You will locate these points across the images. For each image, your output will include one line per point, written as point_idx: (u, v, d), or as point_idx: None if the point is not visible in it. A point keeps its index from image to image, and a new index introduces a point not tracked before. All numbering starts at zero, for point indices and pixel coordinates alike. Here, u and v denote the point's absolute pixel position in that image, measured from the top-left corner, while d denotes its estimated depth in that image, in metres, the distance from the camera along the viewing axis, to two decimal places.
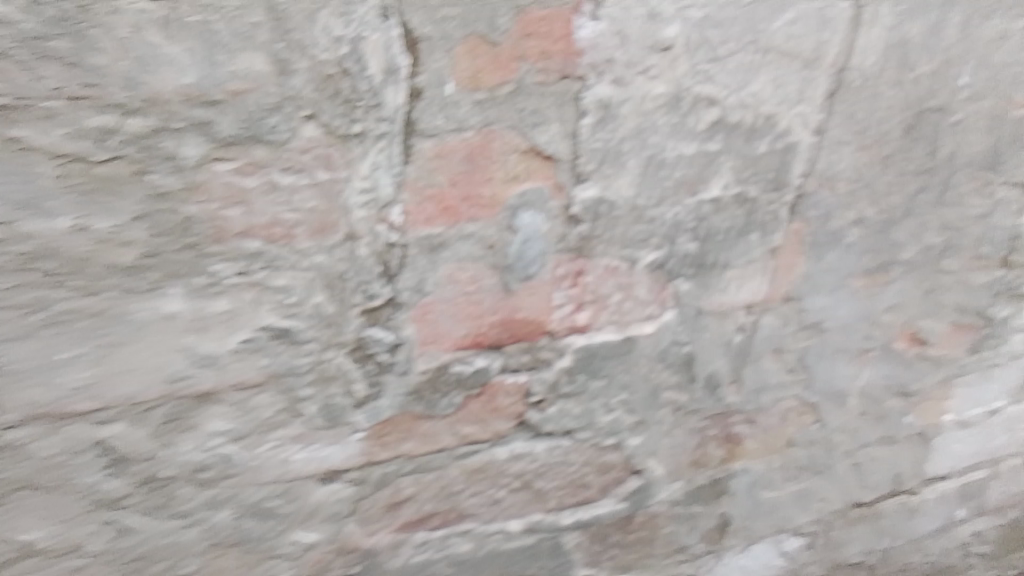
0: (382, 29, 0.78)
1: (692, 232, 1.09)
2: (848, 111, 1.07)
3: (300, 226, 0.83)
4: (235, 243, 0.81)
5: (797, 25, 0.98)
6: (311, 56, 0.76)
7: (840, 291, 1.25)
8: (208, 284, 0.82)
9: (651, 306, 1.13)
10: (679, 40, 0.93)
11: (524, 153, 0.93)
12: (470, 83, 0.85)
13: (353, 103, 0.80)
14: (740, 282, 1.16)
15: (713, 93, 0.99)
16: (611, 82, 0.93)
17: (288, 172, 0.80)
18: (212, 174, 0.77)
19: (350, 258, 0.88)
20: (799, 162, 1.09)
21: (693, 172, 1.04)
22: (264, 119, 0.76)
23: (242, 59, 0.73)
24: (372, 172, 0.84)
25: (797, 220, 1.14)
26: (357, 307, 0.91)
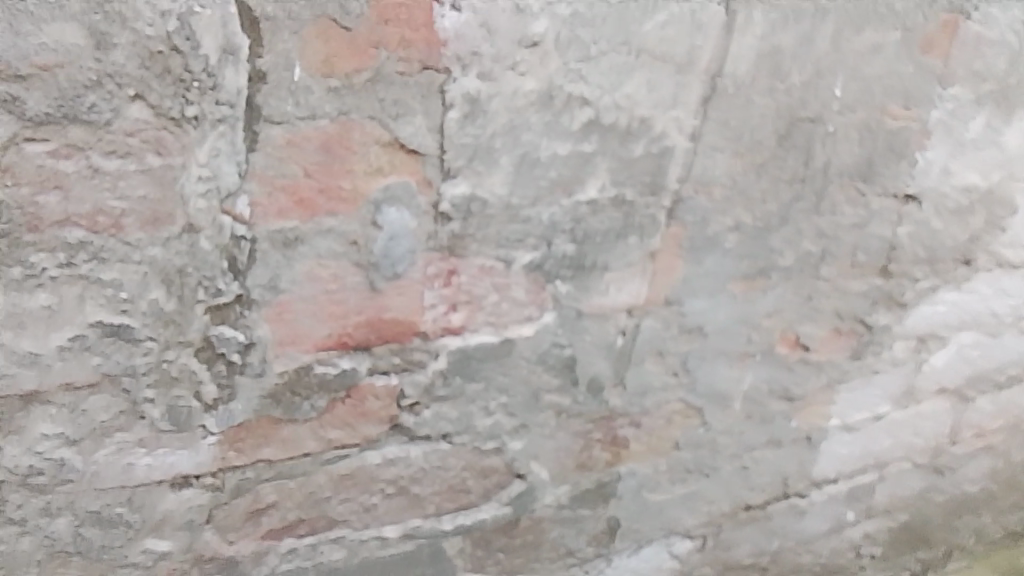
0: (217, 5, 0.76)
1: (569, 233, 1.08)
2: (721, 118, 1.11)
3: (128, 215, 0.81)
4: (55, 232, 0.79)
5: (668, 28, 0.99)
6: (134, 31, 0.74)
7: (718, 294, 1.28)
8: (26, 276, 0.80)
9: (527, 307, 1.11)
10: (548, 35, 0.93)
11: (388, 146, 0.90)
12: (322, 67, 0.83)
13: (186, 83, 0.78)
14: (620, 285, 1.17)
15: (587, 93, 0.98)
16: (477, 75, 0.91)
17: (111, 154, 0.78)
18: (23, 155, 0.75)
19: (191, 252, 0.86)
20: (674, 166, 1.11)
21: (568, 173, 1.03)
22: (80, 97, 0.75)
23: (51, 32, 0.71)
24: (211, 159, 0.82)
25: (676, 224, 1.17)
26: (201, 304, 0.89)
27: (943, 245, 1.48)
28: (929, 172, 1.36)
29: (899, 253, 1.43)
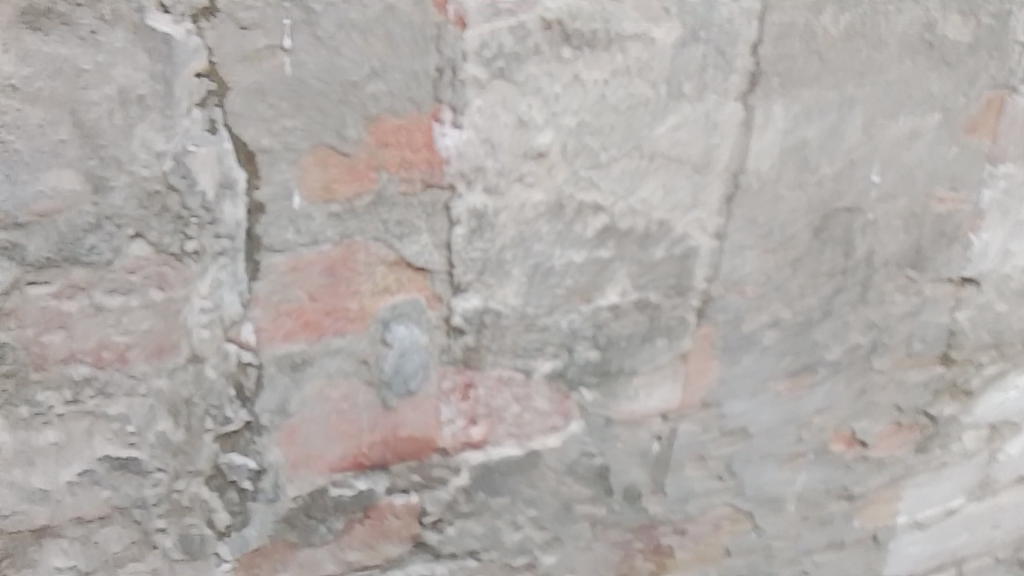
0: (214, 142, 0.77)
1: (590, 339, 1.04)
2: (747, 216, 1.05)
3: (133, 348, 0.81)
4: (59, 369, 0.79)
5: (681, 131, 0.95)
6: (131, 173, 0.74)
7: (759, 394, 1.20)
8: (33, 414, 0.79)
9: (552, 417, 1.07)
10: (555, 147, 0.91)
11: (393, 266, 0.90)
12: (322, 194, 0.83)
13: (185, 219, 0.78)
14: (649, 390, 1.11)
15: (599, 199, 0.95)
16: (484, 191, 0.90)
17: (114, 292, 0.78)
18: (26, 298, 0.75)
19: (197, 381, 0.85)
20: (700, 267, 1.06)
21: (585, 280, 1.00)
22: (80, 240, 0.75)
23: (49, 178, 0.72)
24: (214, 290, 0.82)
25: (707, 324, 1.10)
26: (209, 433, 0.88)
27: (1008, 328, 1.39)
28: (987, 255, 1.28)
29: (958, 340, 1.34)
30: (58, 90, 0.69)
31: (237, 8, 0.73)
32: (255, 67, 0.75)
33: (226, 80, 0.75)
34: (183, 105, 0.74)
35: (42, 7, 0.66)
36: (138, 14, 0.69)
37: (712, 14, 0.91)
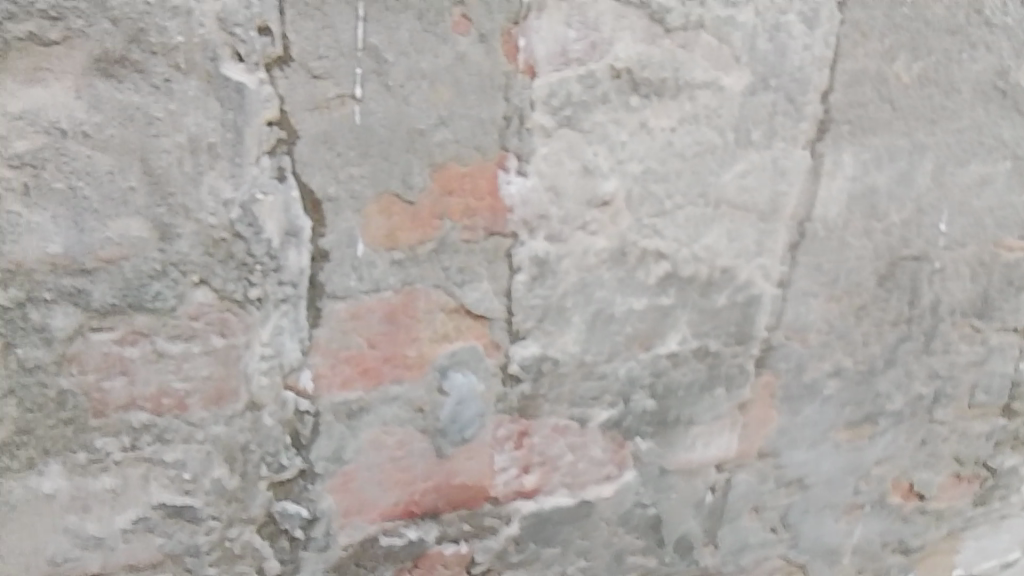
0: (281, 190, 0.76)
1: (649, 388, 1.01)
2: (813, 263, 1.02)
3: (192, 395, 0.80)
4: (118, 416, 0.78)
5: (749, 177, 0.93)
6: (198, 220, 0.73)
7: (819, 446, 1.17)
8: (90, 460, 0.78)
9: (607, 466, 1.04)
10: (620, 193, 0.89)
11: (454, 313, 0.88)
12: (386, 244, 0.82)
13: (249, 267, 0.77)
14: (708, 440, 1.08)
15: (663, 247, 0.93)
16: (546, 238, 0.88)
17: (176, 339, 0.77)
18: (89, 344, 0.75)
19: (253, 428, 0.83)
20: (763, 315, 1.03)
21: (646, 328, 0.97)
22: (144, 287, 0.74)
23: (116, 226, 0.71)
24: (274, 337, 0.81)
25: (768, 373, 1.07)
26: (264, 480, 0.86)
27: None
28: None
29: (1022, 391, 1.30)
30: (128, 138, 0.69)
31: (310, 57, 0.72)
32: (324, 115, 0.75)
33: (294, 128, 0.74)
34: (252, 153, 0.73)
35: (115, 56, 0.66)
36: (211, 63, 0.69)
37: (783, 62, 0.89)
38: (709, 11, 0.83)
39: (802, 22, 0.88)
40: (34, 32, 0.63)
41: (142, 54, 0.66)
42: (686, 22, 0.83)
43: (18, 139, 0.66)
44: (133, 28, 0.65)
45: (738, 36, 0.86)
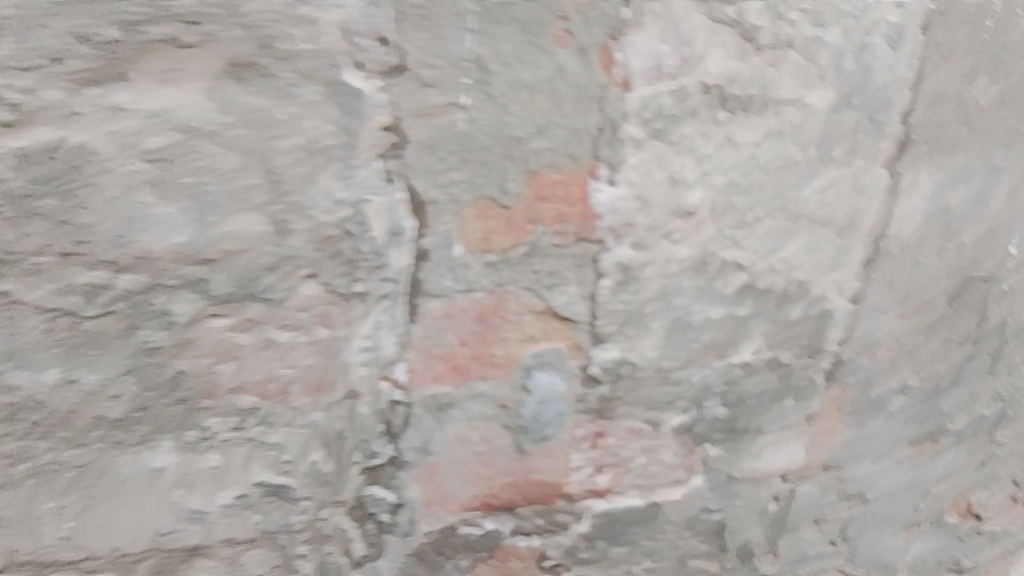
0: (387, 192, 0.83)
1: (720, 395, 1.04)
2: (887, 281, 1.04)
3: (295, 383, 0.86)
4: (227, 399, 0.83)
5: (829, 192, 0.96)
6: (311, 218, 0.79)
7: (882, 460, 1.17)
8: (199, 438, 0.84)
9: (677, 471, 1.07)
10: (705, 205, 0.91)
11: (541, 315, 0.92)
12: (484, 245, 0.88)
13: (356, 263, 0.84)
14: (774, 449, 1.10)
15: (740, 257, 0.96)
16: (632, 245, 0.89)
17: (285, 329, 0.83)
18: (205, 330, 0.79)
19: (349, 416, 0.91)
20: (835, 329, 1.05)
21: (722, 336, 1.00)
22: (258, 278, 0.79)
23: (237, 221, 0.76)
24: (373, 331, 0.89)
25: (837, 386, 1.09)
26: (357, 465, 0.94)
27: None
28: None
29: None
30: (252, 139, 0.73)
31: (421, 67, 0.78)
32: (431, 122, 0.81)
33: (404, 133, 0.81)
34: (364, 157, 0.81)
35: (245, 61, 0.71)
36: (332, 71, 0.75)
37: (867, 82, 0.91)
38: (799, 31, 0.85)
39: (887, 43, 0.90)
40: (171, 36, 0.68)
41: (269, 60, 0.72)
42: (776, 40, 0.85)
43: (151, 136, 0.70)
44: (263, 35, 0.71)
45: (825, 55, 0.88)
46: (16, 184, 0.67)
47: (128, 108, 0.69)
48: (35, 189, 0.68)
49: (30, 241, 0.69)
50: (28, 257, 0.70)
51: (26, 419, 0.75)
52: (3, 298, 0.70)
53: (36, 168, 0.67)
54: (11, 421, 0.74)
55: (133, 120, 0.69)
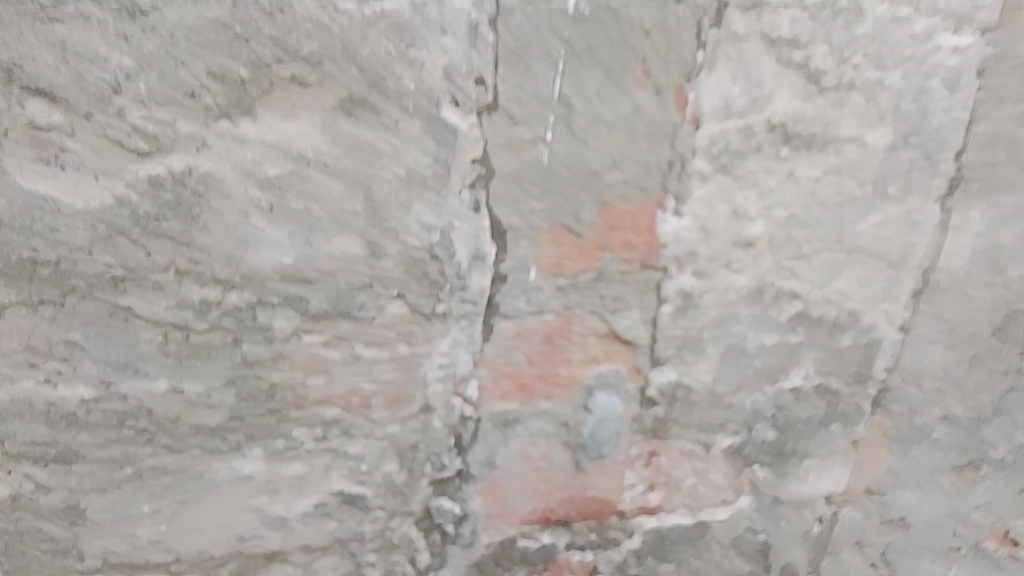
0: (473, 219, 0.87)
1: (770, 420, 1.08)
2: (936, 312, 1.06)
3: (376, 396, 0.91)
4: (314, 409, 0.90)
5: (884, 228, 1.00)
6: (403, 242, 0.85)
7: (925, 489, 1.13)
8: (286, 448, 0.90)
9: (725, 492, 1.11)
10: (764, 237, 0.96)
11: (603, 338, 0.97)
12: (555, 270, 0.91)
13: (440, 285, 0.88)
14: (819, 473, 1.14)
15: (796, 287, 1.01)
16: (695, 273, 0.96)
17: (370, 345, 0.89)
18: (299, 345, 0.87)
19: (423, 429, 0.95)
20: (881, 357, 1.10)
21: (774, 362, 1.05)
22: (351, 297, 0.86)
23: (337, 243, 0.83)
24: (451, 349, 0.92)
25: (881, 413, 1.13)
26: (425, 477, 0.97)
27: None
28: None
29: None
30: (358, 170, 0.81)
31: (513, 104, 0.83)
32: (518, 154, 0.85)
33: (493, 164, 0.85)
34: (455, 187, 0.85)
35: (358, 98, 0.78)
36: (432, 107, 0.81)
37: (924, 122, 0.96)
38: (861, 73, 0.91)
39: (944, 86, 0.94)
40: (296, 74, 0.76)
41: (380, 98, 0.79)
42: (839, 82, 0.91)
43: (270, 165, 0.79)
44: (375, 76, 0.78)
45: (886, 97, 0.93)
46: (147, 208, 0.78)
47: (250, 139, 0.78)
48: (161, 216, 0.79)
49: (154, 261, 0.80)
50: (150, 276, 0.80)
51: (131, 424, 0.85)
52: (124, 313, 0.81)
53: (163, 196, 0.78)
54: (120, 425, 0.85)
55: (255, 150, 0.78)
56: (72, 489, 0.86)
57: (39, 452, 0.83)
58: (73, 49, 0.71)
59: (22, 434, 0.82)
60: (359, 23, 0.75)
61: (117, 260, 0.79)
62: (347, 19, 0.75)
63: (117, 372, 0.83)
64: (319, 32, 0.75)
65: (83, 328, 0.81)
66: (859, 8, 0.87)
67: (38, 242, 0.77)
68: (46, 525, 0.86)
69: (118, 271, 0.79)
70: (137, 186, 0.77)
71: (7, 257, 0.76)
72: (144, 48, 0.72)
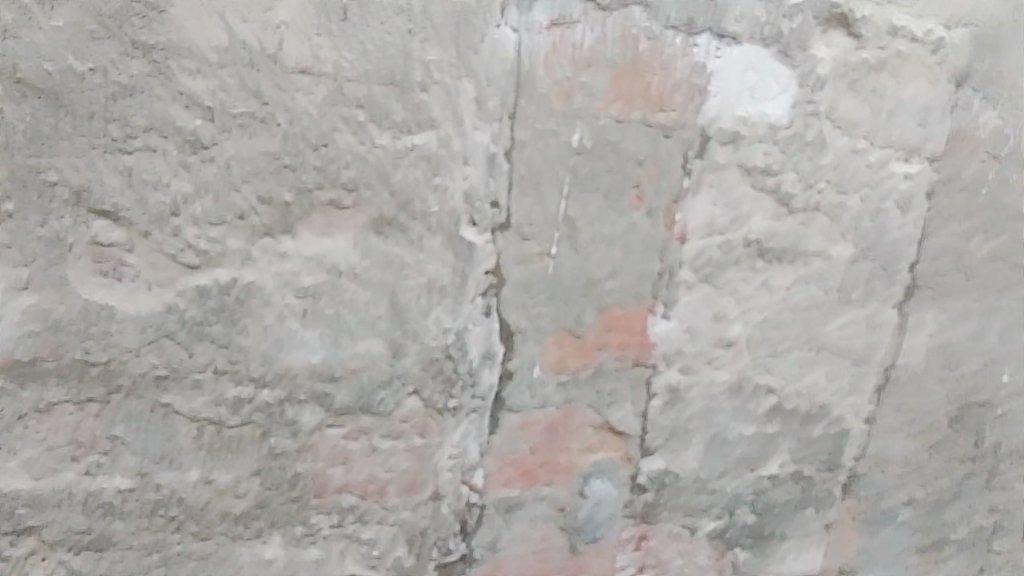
0: (485, 323, 0.97)
1: (750, 504, 1.17)
2: (896, 403, 1.19)
3: (391, 483, 0.98)
4: (333, 497, 0.96)
5: (848, 327, 1.13)
6: (421, 342, 0.95)
7: (868, 559, 1.27)
8: (305, 534, 0.97)
9: (710, 572, 1.18)
10: (741, 337, 1.08)
11: (598, 429, 1.06)
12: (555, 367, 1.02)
13: (453, 380, 0.97)
14: (796, 554, 1.23)
15: (773, 383, 1.11)
16: (680, 369, 1.06)
17: (387, 436, 0.97)
18: (323, 437, 0.94)
19: (433, 515, 1.01)
20: (851, 446, 1.19)
21: (753, 451, 1.14)
22: (374, 393, 0.95)
23: (363, 344, 0.93)
24: (461, 440, 1.00)
25: (852, 497, 1.22)
26: (433, 560, 1.03)
27: None
28: None
29: None
30: (385, 279, 0.91)
31: (524, 223, 0.95)
32: (528, 266, 0.97)
33: (505, 275, 0.97)
34: (469, 293, 0.95)
35: (388, 218, 0.89)
36: (453, 226, 0.92)
37: (881, 239, 1.10)
38: (825, 197, 1.06)
39: (897, 207, 1.10)
40: (336, 199, 0.87)
41: (406, 217, 0.90)
42: (807, 204, 1.05)
43: (308, 275, 0.88)
44: (405, 200, 0.89)
45: (846, 217, 1.07)
46: (193, 314, 0.86)
47: (291, 254, 0.87)
48: (205, 320, 0.86)
49: (195, 361, 0.87)
50: (191, 374, 0.88)
51: (164, 512, 0.91)
52: (164, 409, 0.88)
53: (209, 302, 0.86)
54: (153, 512, 0.91)
55: (294, 263, 0.88)
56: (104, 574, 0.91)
57: (75, 540, 0.89)
58: (139, 175, 0.81)
59: (61, 523, 0.88)
60: (391, 153, 0.88)
61: (161, 360, 0.86)
62: (381, 151, 0.87)
63: (156, 465, 0.89)
64: (356, 162, 0.87)
65: (126, 423, 0.87)
66: (822, 142, 1.04)
67: (92, 345, 0.84)
68: None
69: (161, 371, 0.87)
70: (186, 294, 0.85)
71: (61, 360, 0.83)
72: (202, 175, 0.83)
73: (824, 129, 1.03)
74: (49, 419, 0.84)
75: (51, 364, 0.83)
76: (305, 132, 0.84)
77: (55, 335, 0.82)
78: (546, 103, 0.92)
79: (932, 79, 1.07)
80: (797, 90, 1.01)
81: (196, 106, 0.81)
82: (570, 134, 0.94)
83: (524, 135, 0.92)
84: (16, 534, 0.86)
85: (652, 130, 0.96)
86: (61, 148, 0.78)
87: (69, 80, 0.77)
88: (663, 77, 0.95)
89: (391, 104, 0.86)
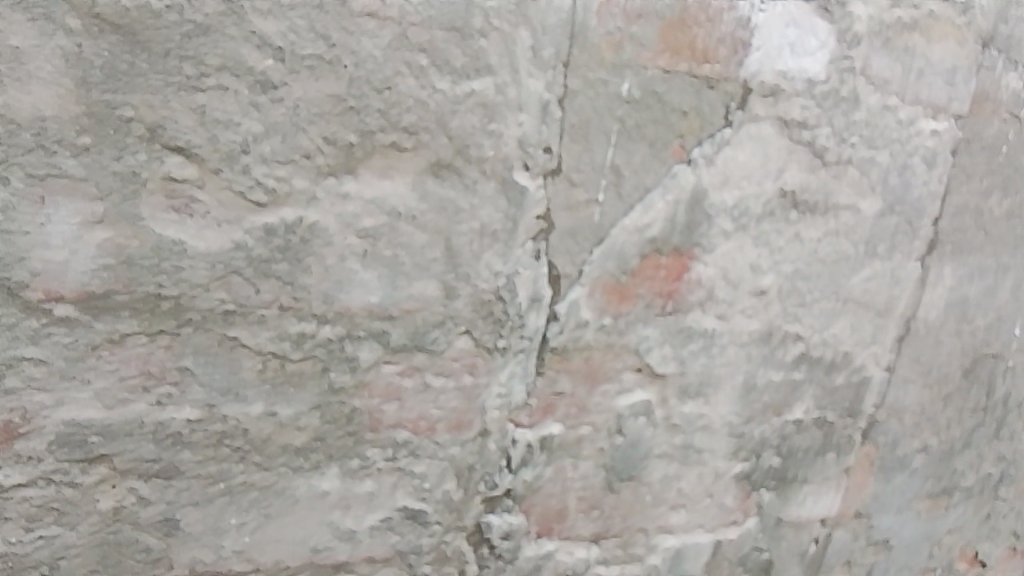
0: (533, 267, 1.02)
1: (775, 448, 1.22)
2: (914, 354, 1.25)
3: (441, 421, 1.03)
4: (387, 432, 1.01)
5: (871, 280, 1.18)
6: (474, 285, 0.99)
7: (885, 503, 1.33)
8: (360, 466, 1.01)
9: (734, 512, 1.23)
10: (774, 287, 1.13)
11: None
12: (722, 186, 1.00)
13: (502, 322, 1.02)
14: (816, 497, 1.28)
15: (800, 331, 1.16)
16: (716, 315, 1.11)
17: (439, 375, 1.01)
18: (378, 374, 0.99)
19: (480, 451, 1.06)
20: (871, 394, 1.25)
21: (779, 397, 1.19)
22: (427, 332, 0.99)
23: (418, 285, 0.97)
24: (508, 380, 1.05)
25: (870, 444, 1.28)
26: (478, 495, 1.08)
27: None
28: None
29: None
30: (440, 223, 0.95)
31: (573, 171, 0.99)
32: (576, 213, 1.01)
33: (554, 222, 1.01)
34: (520, 238, 1.00)
35: (445, 162, 0.93)
36: (506, 171, 0.96)
37: (907, 194, 1.15)
38: (856, 151, 1.11)
39: (923, 163, 1.15)
40: (396, 142, 0.91)
41: (462, 162, 0.94)
42: (839, 158, 1.10)
43: (367, 216, 0.92)
44: (461, 144, 0.93)
45: (875, 171, 1.12)
46: (259, 251, 0.89)
47: (353, 196, 0.91)
48: (272, 256, 0.90)
49: (261, 297, 0.91)
50: (256, 310, 0.91)
51: (228, 443, 0.94)
52: (230, 341, 0.91)
53: (275, 240, 0.90)
54: (217, 444, 0.94)
55: (355, 204, 0.91)
56: (170, 502, 0.94)
57: (145, 468, 0.92)
58: (211, 113, 0.83)
59: (131, 451, 0.90)
60: (450, 99, 0.91)
61: (229, 296, 0.90)
62: (441, 96, 0.91)
63: (221, 398, 0.93)
64: (417, 106, 0.90)
65: (194, 355, 0.90)
66: (856, 98, 1.08)
67: (164, 279, 0.87)
68: (145, 535, 0.93)
69: (229, 306, 0.90)
70: (253, 232, 0.88)
71: (134, 292, 0.86)
72: (271, 115, 0.86)
73: (859, 86, 1.08)
74: (122, 350, 0.87)
75: (125, 297, 0.86)
76: (369, 74, 0.87)
77: (129, 268, 0.85)
78: (597, 52, 0.96)
79: (959, 39, 1.12)
80: (835, 45, 1.05)
81: (267, 46, 0.83)
82: (619, 84, 0.98)
83: (576, 84, 0.96)
84: (88, 461, 0.89)
85: (697, 82, 1.01)
86: (137, 85, 0.80)
87: (146, 18, 0.78)
88: (709, 30, 0.99)
89: (451, 49, 0.89)
